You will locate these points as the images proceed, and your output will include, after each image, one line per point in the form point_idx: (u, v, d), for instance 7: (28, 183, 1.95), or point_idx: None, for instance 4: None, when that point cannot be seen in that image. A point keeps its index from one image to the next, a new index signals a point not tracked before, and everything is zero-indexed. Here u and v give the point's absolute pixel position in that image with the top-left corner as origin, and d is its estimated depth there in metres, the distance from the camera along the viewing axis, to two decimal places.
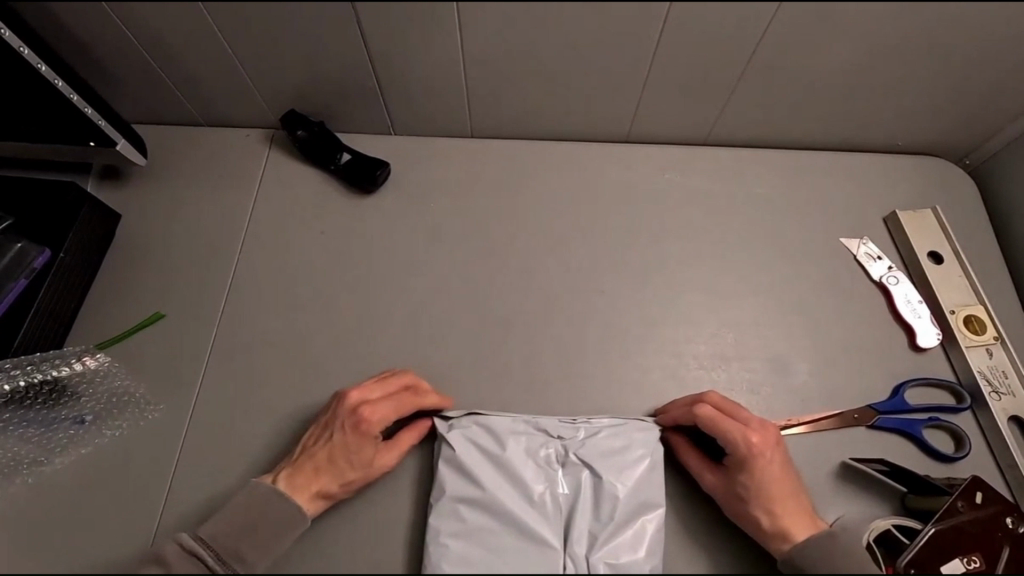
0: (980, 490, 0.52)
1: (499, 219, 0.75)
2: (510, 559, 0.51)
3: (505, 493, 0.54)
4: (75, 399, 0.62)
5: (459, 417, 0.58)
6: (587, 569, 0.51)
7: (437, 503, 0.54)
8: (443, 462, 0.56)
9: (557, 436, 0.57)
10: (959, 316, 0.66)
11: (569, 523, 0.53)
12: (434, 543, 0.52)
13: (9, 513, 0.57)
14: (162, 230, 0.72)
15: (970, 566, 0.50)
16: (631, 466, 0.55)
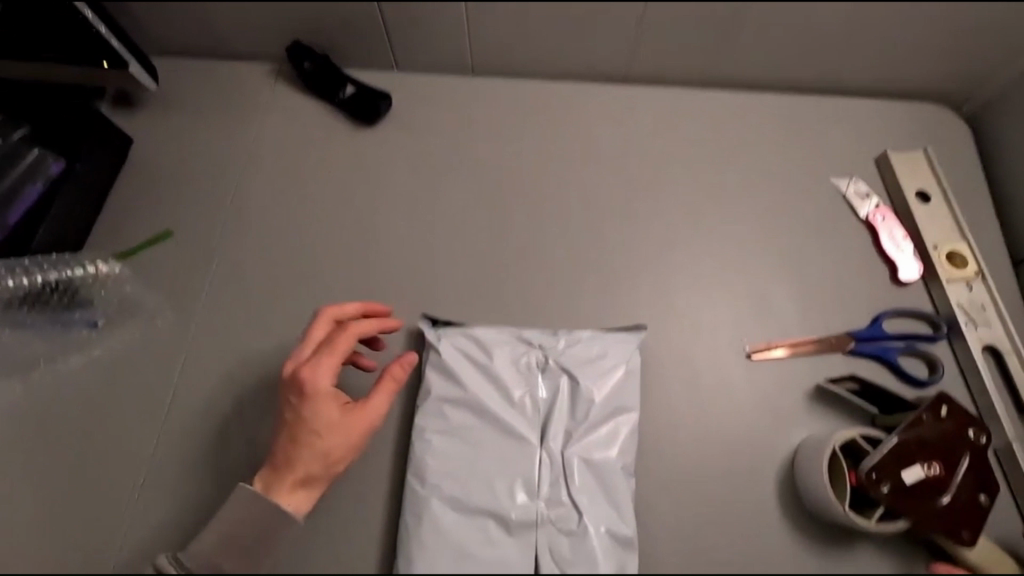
0: (945, 404, 0.54)
1: (496, 153, 0.76)
2: (491, 452, 0.54)
3: (487, 396, 0.57)
4: (88, 302, 0.65)
5: (446, 327, 0.61)
6: (562, 462, 0.54)
7: (424, 403, 0.57)
8: (429, 367, 0.59)
9: (539, 346, 0.59)
10: (941, 252, 0.67)
11: (546, 422, 0.56)
12: (419, 439, 0.55)
13: (30, 403, 0.62)
14: (171, 154, 0.75)
15: (930, 473, 0.52)
16: (608, 374, 0.58)
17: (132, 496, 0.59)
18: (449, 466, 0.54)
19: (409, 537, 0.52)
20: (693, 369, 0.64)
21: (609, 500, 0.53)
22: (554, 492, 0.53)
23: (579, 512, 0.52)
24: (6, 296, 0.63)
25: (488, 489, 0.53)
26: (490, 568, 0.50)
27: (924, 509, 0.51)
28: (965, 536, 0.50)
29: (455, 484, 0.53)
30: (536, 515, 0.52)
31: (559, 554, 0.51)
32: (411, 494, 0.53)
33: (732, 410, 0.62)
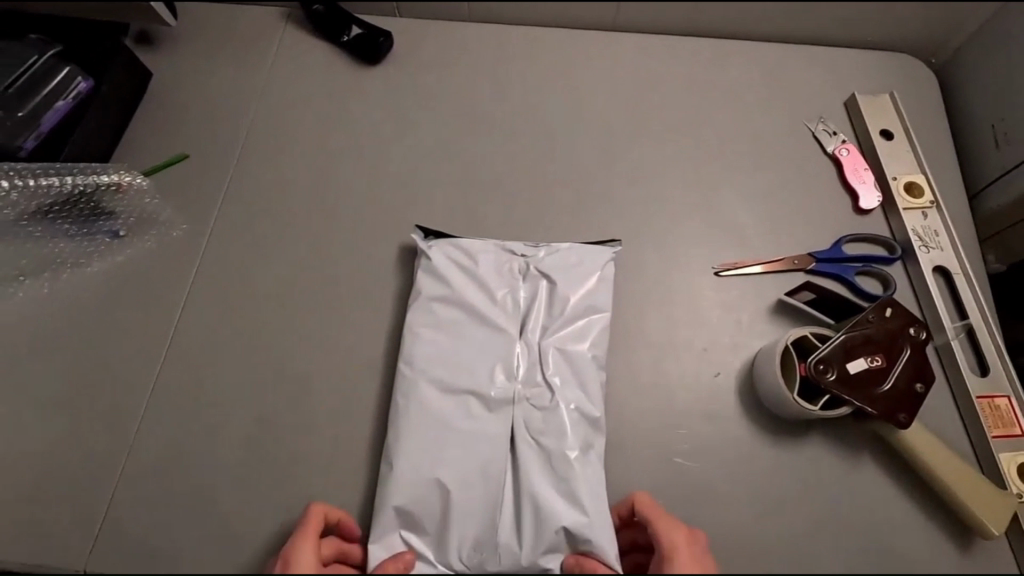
0: (889, 306, 0.60)
1: (488, 89, 0.80)
2: (475, 341, 0.60)
3: (472, 295, 0.62)
4: (111, 213, 0.71)
5: (437, 238, 0.66)
6: (539, 350, 0.60)
7: (415, 301, 0.63)
8: (420, 271, 0.64)
9: (521, 255, 0.65)
10: (900, 182, 0.72)
11: (525, 319, 0.61)
12: (410, 330, 0.61)
13: (57, 300, 0.68)
14: (184, 83, 0.80)
15: (873, 364, 0.57)
16: (584, 279, 0.63)
17: (147, 383, 0.65)
18: (435, 354, 0.59)
19: (399, 413, 0.57)
20: (664, 284, 0.69)
21: (581, 385, 0.59)
22: (531, 378, 0.58)
23: (552, 395, 0.58)
24: (29, 202, 0.68)
25: (470, 373, 0.58)
26: (470, 440, 0.56)
27: (866, 396, 0.56)
28: (902, 419, 0.56)
29: (441, 368, 0.59)
30: (513, 397, 0.58)
31: (533, 429, 0.56)
32: (400, 378, 0.59)
33: (700, 319, 0.67)
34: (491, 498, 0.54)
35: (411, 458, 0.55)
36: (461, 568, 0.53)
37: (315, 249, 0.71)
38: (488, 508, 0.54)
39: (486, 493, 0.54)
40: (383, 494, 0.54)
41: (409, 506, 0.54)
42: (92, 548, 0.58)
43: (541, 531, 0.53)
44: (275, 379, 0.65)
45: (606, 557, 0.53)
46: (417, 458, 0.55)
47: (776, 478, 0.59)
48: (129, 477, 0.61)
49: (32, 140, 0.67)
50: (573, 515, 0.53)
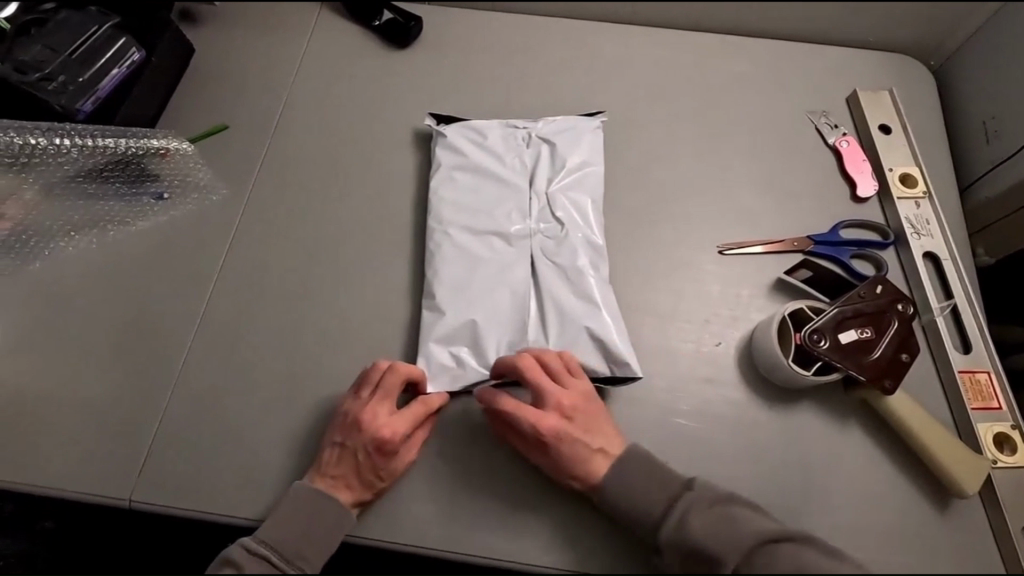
0: (880, 284, 0.64)
1: (510, 73, 0.85)
2: (493, 199, 0.73)
3: (485, 164, 0.75)
4: (155, 176, 0.76)
5: (448, 123, 0.78)
6: (548, 198, 0.73)
7: (438, 171, 0.75)
8: (439, 149, 0.77)
9: (522, 127, 0.78)
10: (896, 174, 0.76)
11: (533, 173, 0.75)
12: (439, 172, 0.75)
13: (105, 254, 0.73)
14: (225, 60, 0.85)
15: (862, 335, 0.62)
16: (578, 139, 0.76)
17: (188, 334, 0.70)
18: (459, 207, 0.73)
19: (434, 255, 0.70)
20: (670, 260, 0.73)
21: (584, 221, 0.72)
22: (543, 217, 0.72)
23: (562, 226, 0.71)
24: (84, 159, 0.74)
25: (490, 219, 0.72)
26: (496, 265, 0.69)
27: (856, 363, 0.61)
28: (889, 385, 0.61)
29: (466, 214, 0.72)
30: (529, 229, 0.71)
31: (547, 252, 0.70)
32: (432, 230, 0.72)
33: (703, 293, 0.72)
34: (518, 311, 0.67)
35: (450, 277, 0.69)
36: (502, 369, 0.65)
37: (345, 216, 0.76)
38: (516, 316, 0.67)
39: (514, 309, 0.67)
40: (433, 292, 0.68)
41: (452, 312, 0.67)
42: (136, 481, 0.63)
43: (561, 327, 0.66)
44: (307, 334, 0.70)
45: (618, 348, 0.65)
46: (454, 283, 0.68)
47: (770, 442, 0.64)
48: (171, 418, 0.65)
49: (88, 104, 0.72)
50: (585, 316, 0.66)
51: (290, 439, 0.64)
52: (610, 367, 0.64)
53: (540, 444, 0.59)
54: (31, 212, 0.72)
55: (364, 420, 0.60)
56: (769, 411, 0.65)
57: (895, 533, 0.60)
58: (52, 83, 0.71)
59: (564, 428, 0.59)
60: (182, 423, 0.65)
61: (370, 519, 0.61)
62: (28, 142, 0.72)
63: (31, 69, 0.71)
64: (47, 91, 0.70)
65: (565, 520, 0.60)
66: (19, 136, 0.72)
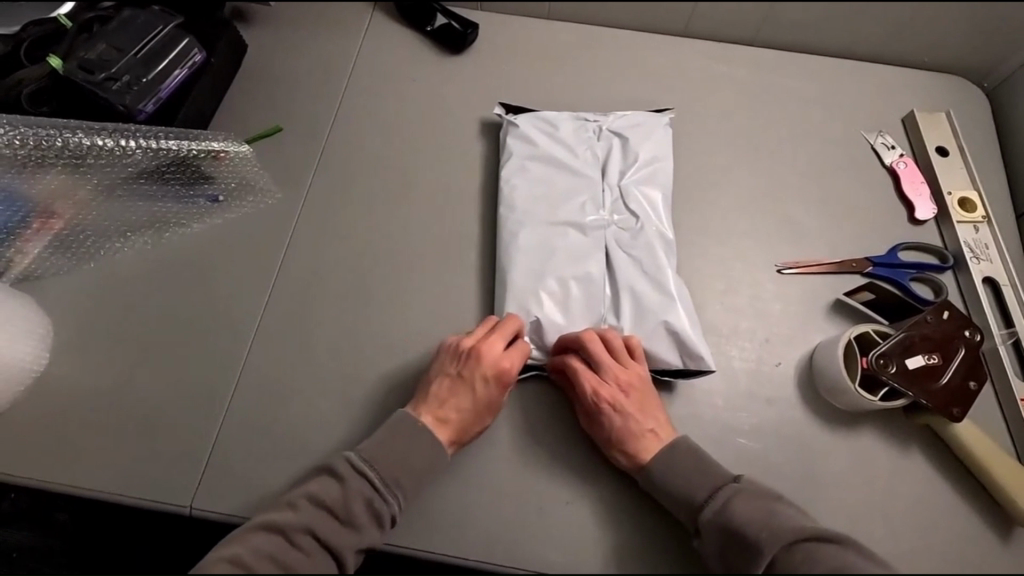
0: (947, 309, 0.64)
1: (565, 84, 0.85)
2: (566, 188, 0.74)
3: (558, 154, 0.76)
4: (213, 178, 0.75)
5: (517, 113, 0.79)
6: (620, 190, 0.73)
7: (508, 163, 0.76)
8: (510, 139, 0.77)
9: (592, 120, 0.78)
10: (955, 197, 0.76)
11: (605, 166, 0.75)
12: (511, 163, 0.76)
13: (163, 256, 0.72)
14: (279, 61, 0.84)
15: (929, 361, 0.62)
16: (648, 133, 0.77)
17: (245, 340, 0.69)
18: (531, 197, 0.73)
19: (509, 244, 0.71)
20: (728, 277, 0.73)
21: (655, 211, 0.73)
22: (616, 208, 0.73)
23: (636, 217, 0.72)
24: (146, 161, 0.73)
25: (565, 207, 0.72)
26: (571, 253, 0.70)
27: (924, 389, 0.61)
28: (957, 412, 0.61)
29: (541, 203, 0.73)
30: (603, 220, 0.72)
31: (622, 243, 0.71)
32: (505, 220, 0.72)
33: (761, 312, 0.71)
34: (593, 298, 0.68)
35: (526, 265, 0.69)
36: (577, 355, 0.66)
37: (402, 223, 0.75)
38: (591, 304, 0.68)
39: (589, 296, 0.68)
40: (508, 280, 0.69)
41: (529, 300, 0.68)
42: (196, 489, 0.62)
43: (637, 317, 0.67)
44: (366, 342, 0.69)
45: (694, 340, 0.66)
46: (530, 271, 0.69)
47: (832, 465, 0.64)
48: (230, 425, 0.65)
49: (151, 104, 0.71)
50: (662, 307, 0.67)
51: (350, 450, 0.64)
52: (684, 360, 0.66)
53: (598, 414, 0.61)
54: (92, 213, 0.73)
55: (481, 353, 0.62)
56: (831, 434, 0.65)
57: (961, 561, 0.60)
58: (117, 83, 0.70)
59: (621, 402, 0.61)
60: (241, 431, 0.64)
61: (434, 534, 0.60)
62: (95, 143, 0.72)
63: (97, 68, 0.70)
64: (111, 90, 0.69)
65: (628, 541, 0.60)
66: (85, 137, 0.72)
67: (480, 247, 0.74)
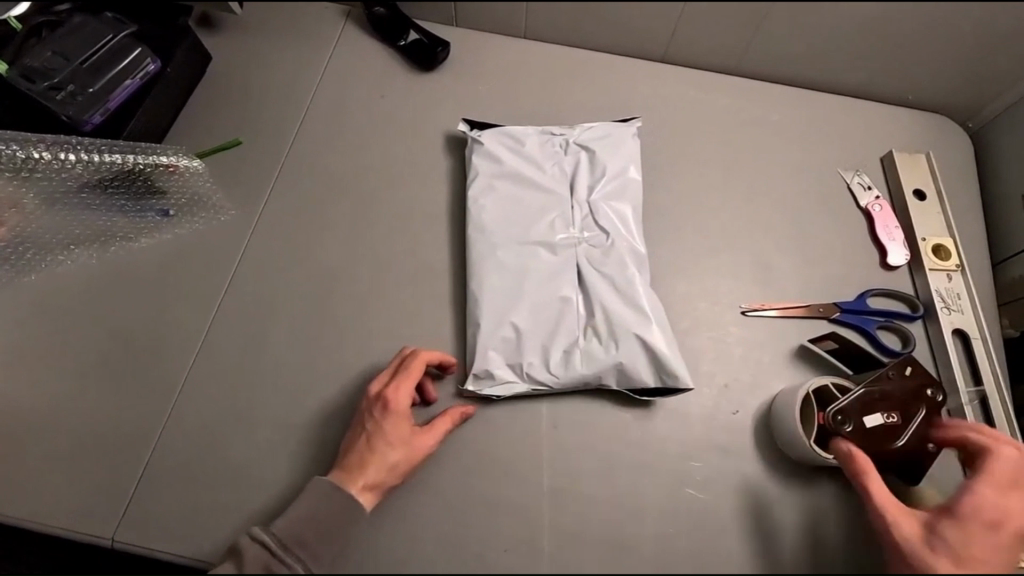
0: (910, 365, 0.62)
1: (537, 109, 0.82)
2: (536, 206, 0.71)
3: (528, 171, 0.72)
4: (162, 193, 0.73)
5: (484, 129, 0.76)
6: (589, 206, 0.70)
7: (475, 180, 0.72)
8: (476, 156, 0.74)
9: (560, 134, 0.75)
10: (929, 244, 0.74)
11: (573, 181, 0.72)
12: (477, 181, 0.72)
13: (105, 272, 0.70)
14: (242, 73, 0.82)
15: (888, 421, 0.60)
16: (617, 148, 0.74)
17: (183, 365, 0.66)
18: (499, 216, 0.70)
19: (477, 267, 0.68)
20: (692, 318, 0.71)
21: (626, 225, 0.70)
22: (586, 226, 0.70)
23: (607, 234, 0.69)
24: (88, 174, 0.71)
25: (533, 228, 0.69)
26: (543, 276, 0.67)
27: (880, 449, 0.59)
28: (923, 493, 0.58)
29: (510, 223, 0.70)
30: (573, 239, 0.69)
31: (594, 262, 0.67)
32: (473, 241, 0.69)
33: (724, 356, 0.69)
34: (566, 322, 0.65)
35: (495, 288, 0.67)
36: (554, 381, 0.63)
37: (355, 248, 0.73)
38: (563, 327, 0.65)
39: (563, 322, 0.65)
40: (478, 304, 0.66)
41: (502, 324, 0.65)
42: (120, 519, 0.60)
43: (613, 337, 0.64)
44: (309, 372, 0.66)
45: (667, 358, 0.63)
46: (499, 295, 0.66)
47: (784, 524, 0.62)
48: (161, 454, 0.62)
49: (98, 116, 0.69)
50: (636, 327, 0.64)
51: (283, 487, 0.61)
52: (660, 379, 0.63)
53: None
54: (33, 224, 0.70)
55: (387, 400, 0.59)
56: (784, 488, 0.63)
57: None
58: (61, 93, 0.69)
59: None
60: (174, 461, 0.62)
61: None
62: (32, 155, 0.70)
63: (40, 78, 0.69)
64: (56, 101, 0.68)
65: None
66: (21, 149, 0.69)
67: (437, 275, 0.72)
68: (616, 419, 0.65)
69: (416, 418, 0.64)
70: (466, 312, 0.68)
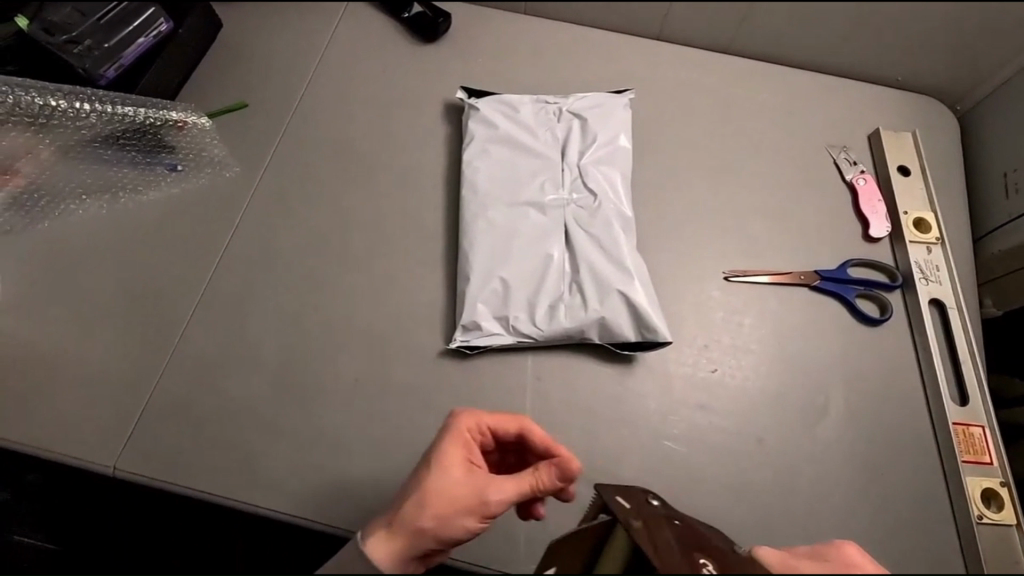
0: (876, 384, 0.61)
1: (534, 80, 0.85)
2: (527, 169, 0.73)
3: (521, 136, 0.75)
4: (171, 148, 0.77)
5: (480, 97, 0.78)
6: (579, 169, 0.73)
7: (470, 144, 0.75)
8: (472, 121, 0.76)
9: (554, 103, 0.78)
10: (910, 217, 0.76)
11: (565, 146, 0.75)
12: (473, 144, 0.75)
13: (114, 219, 0.73)
14: (251, 39, 0.85)
15: None
16: (608, 115, 0.76)
17: (187, 309, 0.70)
18: (492, 177, 0.73)
19: (469, 225, 0.71)
20: (677, 282, 0.73)
21: (613, 188, 0.72)
22: (575, 188, 0.72)
23: (594, 196, 0.71)
24: (101, 126, 0.75)
25: (524, 189, 0.72)
26: (531, 233, 0.70)
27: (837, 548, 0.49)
28: None
29: (502, 184, 0.72)
30: (562, 200, 0.71)
31: (581, 222, 0.70)
32: (466, 201, 0.72)
33: (704, 319, 0.71)
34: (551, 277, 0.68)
35: (485, 244, 0.69)
36: (538, 333, 0.66)
37: (352, 207, 0.76)
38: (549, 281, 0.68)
39: (549, 277, 0.68)
40: (468, 260, 0.69)
41: (489, 277, 0.68)
42: (122, 450, 0.63)
43: (596, 292, 0.66)
44: (306, 320, 0.69)
45: (648, 313, 0.66)
46: (489, 252, 0.69)
47: (756, 476, 0.64)
48: (163, 391, 0.66)
49: (111, 70, 0.75)
50: (619, 283, 0.66)
51: (279, 426, 0.64)
52: (640, 334, 0.66)
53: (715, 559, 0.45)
54: (48, 171, 0.74)
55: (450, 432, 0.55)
56: (758, 445, 0.66)
57: None
58: (78, 46, 0.73)
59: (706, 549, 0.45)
60: (176, 397, 0.65)
61: (350, 512, 0.61)
62: (48, 103, 0.73)
63: (59, 31, 0.74)
64: (72, 53, 0.73)
65: (543, 533, 0.61)
66: (39, 96, 0.73)
67: (432, 233, 0.74)
68: (597, 374, 0.68)
69: (406, 367, 0.67)
70: (457, 268, 0.71)
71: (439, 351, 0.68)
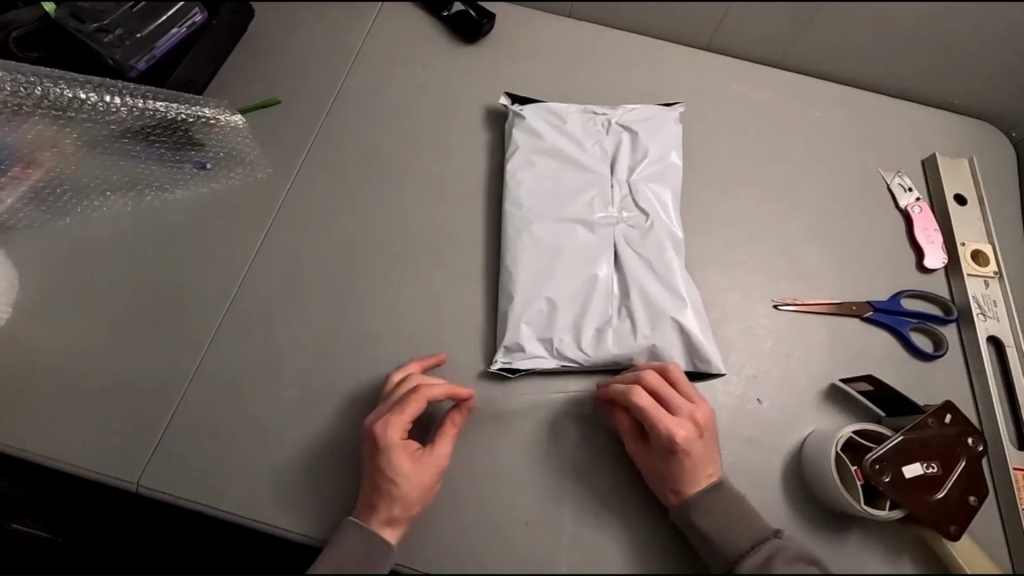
0: (949, 413, 0.60)
1: (578, 87, 0.81)
2: (575, 183, 0.70)
3: (568, 149, 0.72)
4: (201, 145, 0.74)
5: (525, 104, 0.75)
6: (629, 186, 0.70)
7: (514, 154, 0.72)
8: (517, 130, 0.73)
9: (602, 114, 0.74)
10: (967, 249, 0.73)
11: (614, 161, 0.71)
12: (517, 154, 0.72)
13: (138, 217, 0.70)
14: (283, 33, 0.81)
15: (928, 471, 0.58)
16: (659, 130, 0.73)
17: (215, 316, 0.66)
18: (538, 191, 0.70)
19: (513, 240, 0.68)
20: (726, 307, 0.70)
21: (664, 208, 0.69)
22: (624, 206, 0.69)
23: (646, 216, 0.68)
24: (131, 120, 0.72)
25: (572, 205, 0.69)
26: (579, 252, 0.67)
27: (916, 502, 0.57)
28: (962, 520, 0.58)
29: (548, 199, 0.69)
30: (612, 218, 0.68)
31: (631, 241, 0.67)
32: (510, 215, 0.69)
33: (752, 347, 0.69)
34: (600, 299, 0.65)
35: (531, 262, 0.66)
36: (584, 358, 0.63)
37: (389, 214, 0.72)
38: (597, 304, 0.65)
39: (598, 299, 0.65)
40: (512, 278, 0.66)
41: (534, 298, 0.65)
42: (145, 466, 0.60)
43: (647, 318, 0.63)
44: (340, 334, 0.66)
45: (701, 343, 0.63)
46: (535, 270, 0.66)
47: (810, 516, 0.61)
48: (189, 403, 0.62)
49: (143, 62, 0.71)
50: (672, 309, 0.64)
51: (311, 445, 0.61)
52: (691, 363, 0.64)
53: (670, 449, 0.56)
54: (72, 165, 0.71)
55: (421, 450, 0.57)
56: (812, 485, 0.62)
57: None
58: (109, 35, 0.71)
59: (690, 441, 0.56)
60: (202, 410, 0.62)
61: None
62: (77, 96, 0.71)
63: (90, 18, 0.71)
64: (103, 42, 0.70)
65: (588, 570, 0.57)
66: (68, 89, 0.71)
67: (472, 246, 0.71)
68: None
69: None
70: (499, 284, 0.67)
71: (479, 372, 0.65)
